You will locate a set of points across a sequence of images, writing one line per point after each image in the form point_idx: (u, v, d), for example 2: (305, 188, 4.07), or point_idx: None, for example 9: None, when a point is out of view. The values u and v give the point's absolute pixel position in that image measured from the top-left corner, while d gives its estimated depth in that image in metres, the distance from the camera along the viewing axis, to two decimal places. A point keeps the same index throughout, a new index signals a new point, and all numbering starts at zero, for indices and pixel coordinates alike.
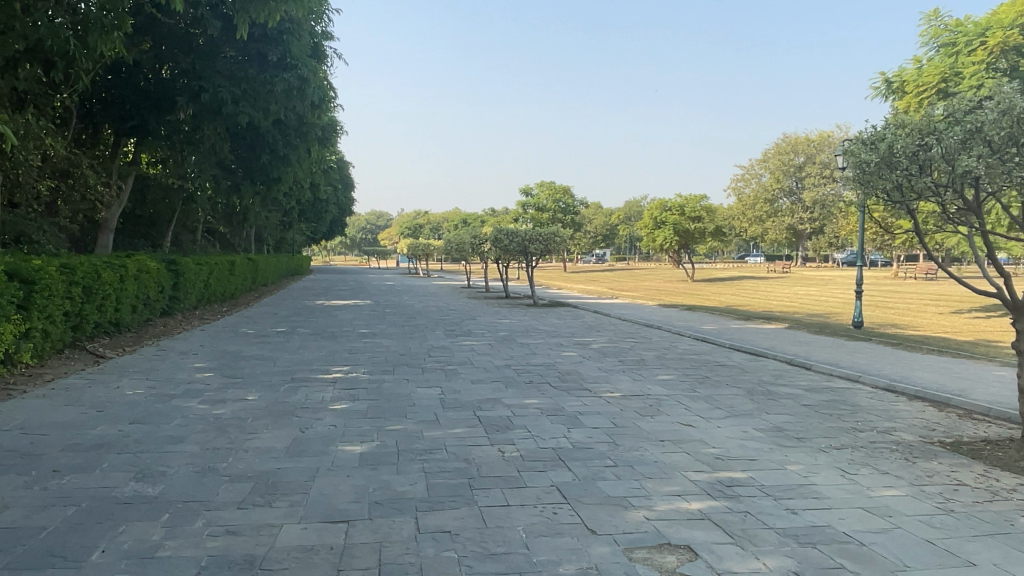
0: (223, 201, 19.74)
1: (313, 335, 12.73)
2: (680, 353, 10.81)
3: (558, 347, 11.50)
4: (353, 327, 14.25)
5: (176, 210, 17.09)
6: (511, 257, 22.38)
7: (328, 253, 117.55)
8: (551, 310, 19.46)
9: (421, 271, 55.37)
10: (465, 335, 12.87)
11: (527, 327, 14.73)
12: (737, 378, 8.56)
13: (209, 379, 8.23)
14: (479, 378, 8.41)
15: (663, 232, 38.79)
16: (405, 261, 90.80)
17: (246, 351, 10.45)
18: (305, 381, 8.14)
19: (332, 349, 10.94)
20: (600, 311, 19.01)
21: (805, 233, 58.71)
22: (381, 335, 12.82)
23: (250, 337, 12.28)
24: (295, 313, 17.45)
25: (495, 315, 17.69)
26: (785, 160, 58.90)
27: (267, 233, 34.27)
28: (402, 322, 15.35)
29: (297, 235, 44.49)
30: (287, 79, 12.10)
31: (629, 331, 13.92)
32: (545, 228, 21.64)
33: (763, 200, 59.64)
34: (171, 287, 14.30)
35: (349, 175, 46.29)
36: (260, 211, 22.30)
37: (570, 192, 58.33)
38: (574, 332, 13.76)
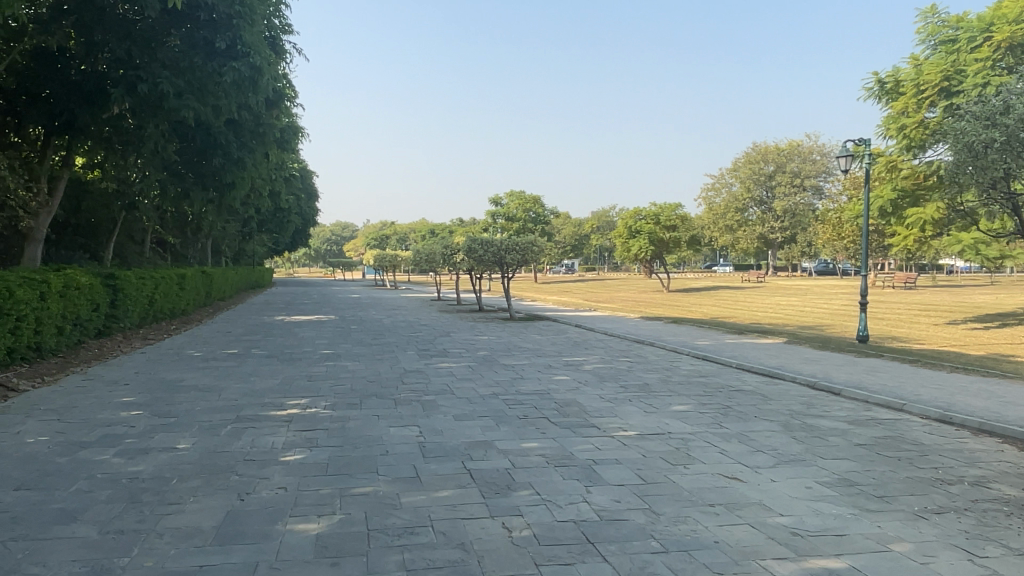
0: (172, 209, 18.12)
1: (268, 358, 11.26)
2: (685, 376, 9.59)
3: (547, 369, 10.20)
4: (315, 348, 12.79)
5: (118, 219, 15.43)
6: (485, 268, 21.05)
7: (292, 264, 114.78)
8: (530, 325, 18.16)
9: (388, 283, 53.77)
10: (441, 357, 11.52)
11: (507, 345, 13.41)
12: (764, 409, 7.34)
13: (135, 419, 6.77)
14: (463, 412, 7.07)
15: (638, 242, 37.68)
16: (371, 273, 89.03)
17: (187, 381, 8.96)
18: (254, 420, 6.74)
19: (289, 376, 9.51)
20: (582, 325, 17.75)
21: (776, 242, 58.32)
22: (345, 357, 11.40)
23: (195, 362, 10.79)
24: (252, 331, 15.91)
25: (471, 331, 16.34)
26: (756, 169, 58.40)
27: (226, 244, 32.55)
28: (370, 341, 13.93)
29: (257, 246, 42.51)
30: (238, 68, 10.62)
31: (620, 349, 12.67)
32: (522, 238, 20.38)
33: (734, 209, 59.18)
34: (108, 305, 12.68)
35: (312, 184, 44.53)
36: (214, 220, 20.67)
37: (540, 201, 57.27)
38: (561, 350, 12.47)
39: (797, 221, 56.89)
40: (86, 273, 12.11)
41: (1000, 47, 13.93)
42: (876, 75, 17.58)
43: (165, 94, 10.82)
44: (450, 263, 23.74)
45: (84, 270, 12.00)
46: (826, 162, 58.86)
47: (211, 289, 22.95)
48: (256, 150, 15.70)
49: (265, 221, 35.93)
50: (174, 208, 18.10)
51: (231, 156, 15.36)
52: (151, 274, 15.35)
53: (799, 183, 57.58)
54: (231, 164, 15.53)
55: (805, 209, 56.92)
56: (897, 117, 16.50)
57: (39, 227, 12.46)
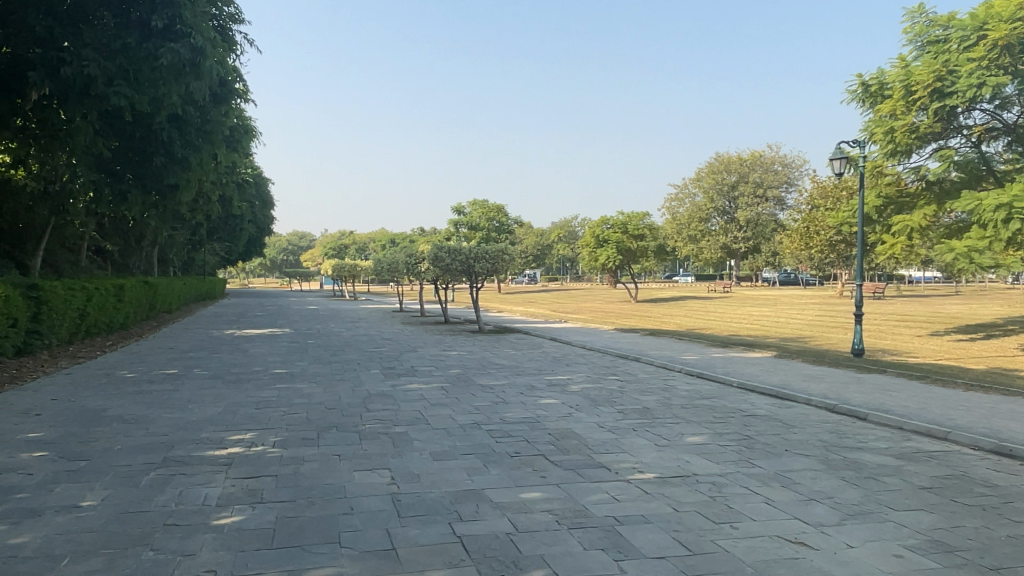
0: (108, 213, 16.54)
1: (212, 380, 9.89)
2: (687, 398, 8.55)
3: (531, 391, 9.05)
4: (267, 366, 11.46)
5: (46, 224, 13.83)
6: (453, 278, 19.85)
7: (247, 274, 111.68)
8: (501, 338, 17.00)
9: (347, 294, 52.09)
10: (410, 376, 10.30)
11: (481, 362, 12.23)
12: (792, 441, 6.32)
13: (33, 463, 5.41)
14: (442, 450, 5.88)
15: (606, 251, 36.83)
16: (328, 283, 87.00)
17: (111, 410, 7.58)
18: (184, 464, 5.45)
19: (234, 402, 8.17)
20: (557, 339, 16.65)
21: (739, 252, 58.25)
22: (300, 378, 10.09)
23: (126, 385, 9.37)
24: (197, 348, 14.42)
25: (438, 346, 15.10)
26: (719, 178, 58.36)
27: (174, 253, 30.73)
28: (328, 358, 12.61)
29: (209, 255, 40.55)
30: (178, 50, 9.25)
31: (605, 366, 11.59)
32: (492, 245, 19.23)
33: (697, 219, 59.06)
34: (29, 319, 11.16)
35: (267, 191, 42.82)
36: (158, 225, 19.10)
37: (504, 210, 56.25)
38: (541, 368, 11.33)
39: (760, 231, 56.96)
40: (3, 282, 10.60)
41: (996, 46, 13.44)
42: (860, 77, 17.06)
43: (92, 78, 9.39)
44: (414, 273, 22.46)
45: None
46: (788, 173, 59.07)
47: (155, 301, 21.28)
48: (202, 149, 14.44)
49: (217, 228, 34.15)
50: (111, 212, 16.52)
51: (175, 155, 14.04)
52: (83, 284, 13.79)
53: (762, 194, 57.66)
54: (174, 163, 14.24)
55: (767, 219, 57.03)
56: (884, 120, 15.96)
57: None
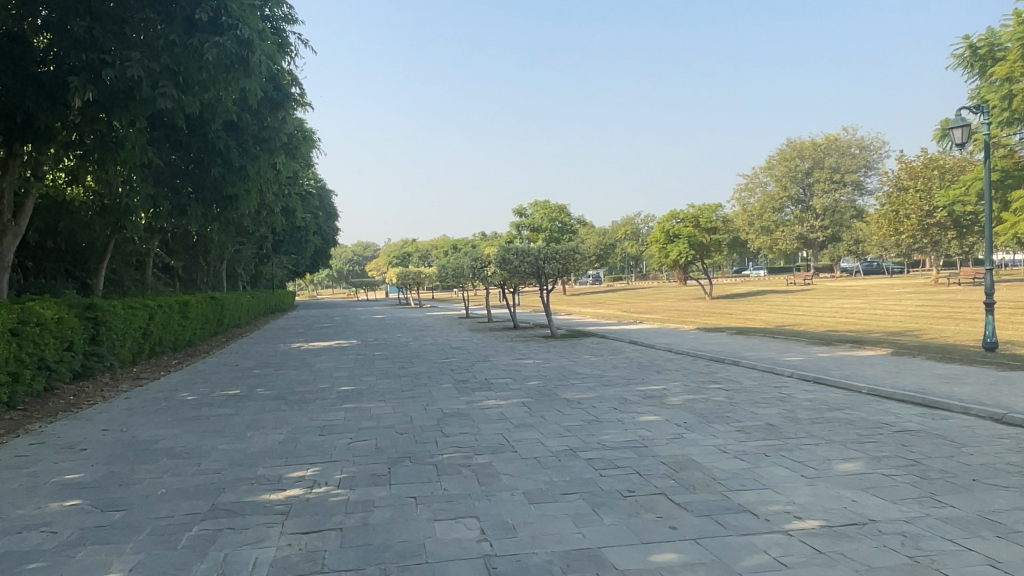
0: (169, 227, 16.11)
1: (275, 402, 9.08)
2: (813, 411, 7.30)
3: (626, 406, 7.92)
4: (333, 384, 10.63)
5: (106, 242, 13.36)
6: (522, 281, 18.81)
7: (315, 286, 113.44)
8: (577, 343, 15.86)
9: (413, 302, 51.79)
10: (486, 391, 9.27)
11: (562, 371, 11.13)
12: (976, 467, 5.04)
13: (62, 517, 4.56)
14: (538, 490, 4.81)
15: (677, 247, 35.25)
16: (392, 291, 87.48)
17: (162, 443, 6.78)
18: (234, 514, 4.54)
19: (296, 428, 7.28)
20: (638, 342, 15.41)
21: (816, 242, 55.59)
22: (368, 396, 9.19)
23: (183, 410, 8.63)
24: (262, 364, 13.78)
25: (512, 353, 14.07)
26: (792, 166, 55.91)
27: (241, 267, 30.70)
28: (396, 372, 11.71)
29: (276, 268, 40.68)
30: (223, 43, 8.53)
31: (702, 372, 10.38)
32: (563, 244, 17.95)
33: (770, 210, 56.67)
34: (87, 342, 10.60)
35: (330, 202, 42.74)
36: (220, 238, 18.66)
37: (567, 210, 55.09)
38: (630, 377, 10.15)
39: (837, 219, 54.33)
40: (59, 304, 10.04)
41: None
42: (966, 40, 15.33)
43: (136, 80, 8.75)
44: (481, 277, 21.53)
45: (54, 302, 9.91)
46: (866, 156, 56.14)
47: (222, 317, 20.93)
48: (259, 157, 13.92)
49: (283, 241, 34.06)
50: (171, 225, 16.07)
51: (232, 164, 13.52)
52: (144, 303, 13.27)
53: (838, 179, 54.98)
54: (232, 173, 13.64)
55: (845, 207, 54.38)
56: (998, 85, 14.24)
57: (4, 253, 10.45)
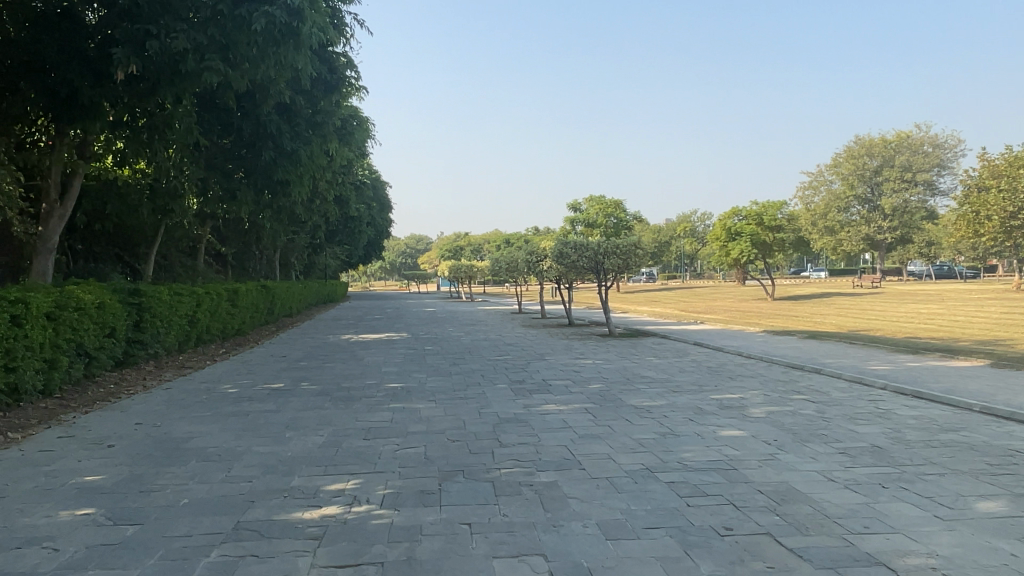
0: (220, 212, 15.84)
1: (319, 398, 8.51)
2: (923, 431, 6.37)
3: (703, 417, 7.09)
4: (381, 380, 10.03)
5: (156, 225, 13.08)
6: (580, 276, 17.93)
7: (367, 277, 114.41)
8: (637, 343, 14.99)
9: (464, 296, 51.37)
10: (545, 394, 8.53)
11: (625, 374, 10.31)
12: None
13: (68, 531, 3.99)
14: (614, 521, 4.06)
15: (739, 245, 33.88)
16: (442, 284, 87.42)
17: (195, 442, 6.22)
18: (259, 537, 3.88)
19: (339, 429, 6.66)
20: (704, 345, 14.44)
21: (883, 244, 53.13)
22: (419, 395, 8.55)
23: (223, 404, 8.12)
24: (310, 356, 13.31)
25: (569, 353, 13.30)
26: (860, 164, 53.76)
27: (294, 256, 30.58)
28: (448, 369, 11.05)
29: (329, 259, 40.65)
30: (273, 13, 7.97)
31: (781, 381, 9.46)
32: (625, 239, 16.96)
33: (835, 209, 54.53)
34: (130, 329, 10.24)
35: (384, 194, 42.54)
36: (272, 225, 18.35)
37: (622, 205, 53.91)
38: (701, 384, 9.28)
39: (907, 220, 51.84)
40: (102, 288, 9.68)
41: None
42: None
43: (182, 52, 8.29)
44: (535, 271, 20.75)
45: (97, 286, 9.56)
46: (940, 154, 53.61)
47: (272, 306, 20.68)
48: (311, 141, 13.48)
49: (336, 231, 33.89)
50: (222, 211, 15.78)
51: (284, 148, 13.10)
52: (192, 289, 12.95)
53: (909, 178, 52.61)
54: (284, 158, 13.23)
55: (916, 207, 52.09)
56: None
57: (50, 234, 10.16)
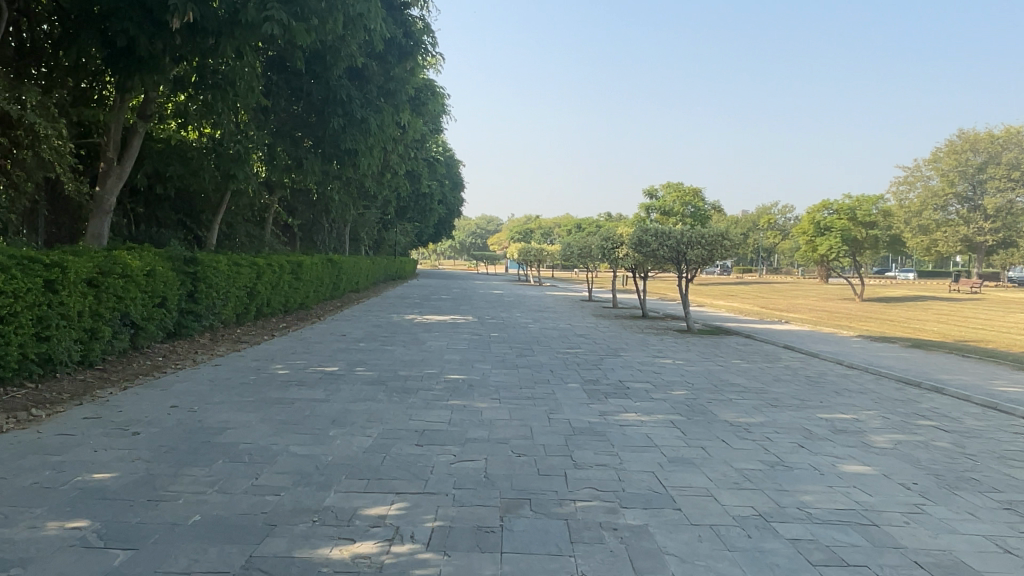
0: (288, 182, 15.38)
1: (374, 387, 7.74)
2: None
3: (815, 444, 5.96)
4: (443, 369, 9.20)
5: (221, 191, 12.62)
6: (659, 265, 16.59)
7: (436, 255, 115.15)
8: (720, 342, 13.75)
9: (532, 279, 50.48)
10: (624, 400, 7.52)
11: (713, 379, 9.18)
12: None
13: (48, 555, 3.24)
14: None
15: (828, 241, 31.78)
16: (510, 266, 86.93)
17: (229, 434, 5.50)
18: None
19: (391, 429, 5.83)
20: (796, 349, 13.10)
21: (983, 247, 49.50)
22: (482, 390, 7.67)
23: (270, 388, 7.42)
24: (370, 337, 12.62)
25: (646, 349, 12.20)
26: (961, 160, 50.28)
27: (364, 231, 30.25)
28: (516, 361, 10.15)
29: (399, 235, 40.37)
30: None
31: (898, 400, 8.19)
32: (711, 227, 15.40)
33: (931, 207, 51.18)
34: (183, 298, 9.74)
35: (457, 172, 41.96)
36: (340, 198, 17.82)
37: (701, 194, 51.92)
38: (804, 398, 8.09)
39: (1012, 222, 48.00)
40: (155, 254, 9.17)
41: None
42: None
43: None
44: (609, 258, 19.49)
45: (149, 252, 9.04)
46: None
47: (338, 281, 20.24)
48: (382, 110, 12.80)
49: (407, 208, 33.42)
50: (291, 181, 15.29)
51: (354, 116, 12.45)
52: (254, 260, 12.43)
53: (1016, 177, 48.85)
54: (353, 126, 12.56)
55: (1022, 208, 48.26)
56: None
57: (107, 195, 9.72)
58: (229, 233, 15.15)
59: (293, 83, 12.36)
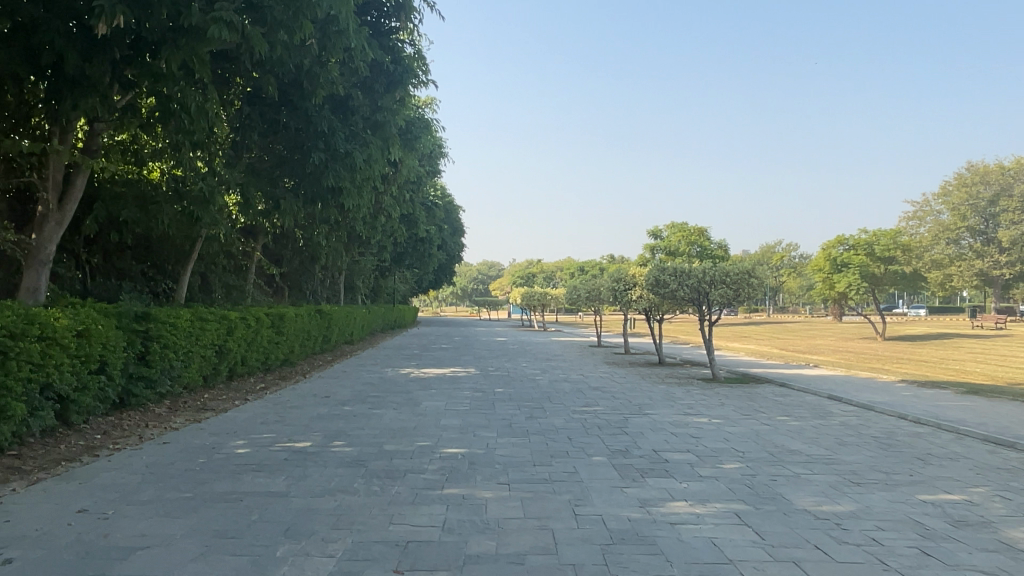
0: (270, 226, 14.01)
1: (349, 470, 6.16)
2: None
3: (942, 550, 4.36)
4: (438, 440, 7.61)
5: (190, 236, 11.21)
6: (678, 306, 15.03)
7: (437, 303, 113.78)
8: (755, 394, 12.14)
9: (536, 325, 48.92)
10: (667, 481, 5.93)
11: (766, 446, 7.57)
12: None
13: None
14: None
15: (846, 277, 30.29)
16: (512, 312, 85.51)
17: (134, 562, 3.93)
18: None
19: (361, 544, 4.25)
20: (844, 399, 11.48)
21: (1000, 281, 47.96)
22: (487, 472, 6.08)
23: (217, 478, 5.85)
24: (358, 398, 11.03)
25: (674, 405, 10.59)
26: (972, 192, 49.11)
27: (361, 279, 28.86)
28: (526, 426, 8.56)
29: (397, 283, 38.94)
30: None
31: (1004, 470, 6.57)
32: (736, 263, 13.90)
33: (943, 241, 49.78)
34: (132, 361, 8.25)
35: (457, 217, 40.76)
36: (329, 242, 16.43)
37: (707, 233, 50.69)
38: (889, 471, 6.47)
39: None
40: (96, 311, 7.73)
41: None
42: None
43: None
44: (622, 301, 17.96)
45: (88, 308, 7.60)
46: None
47: (328, 333, 18.70)
48: (369, 143, 11.50)
49: (405, 253, 32.05)
50: (273, 225, 13.92)
51: (337, 150, 11.06)
52: (223, 313, 10.91)
53: None
54: (337, 160, 11.18)
55: None
56: None
57: (43, 243, 8.31)
58: (204, 284, 13.70)
59: (269, 114, 11.13)
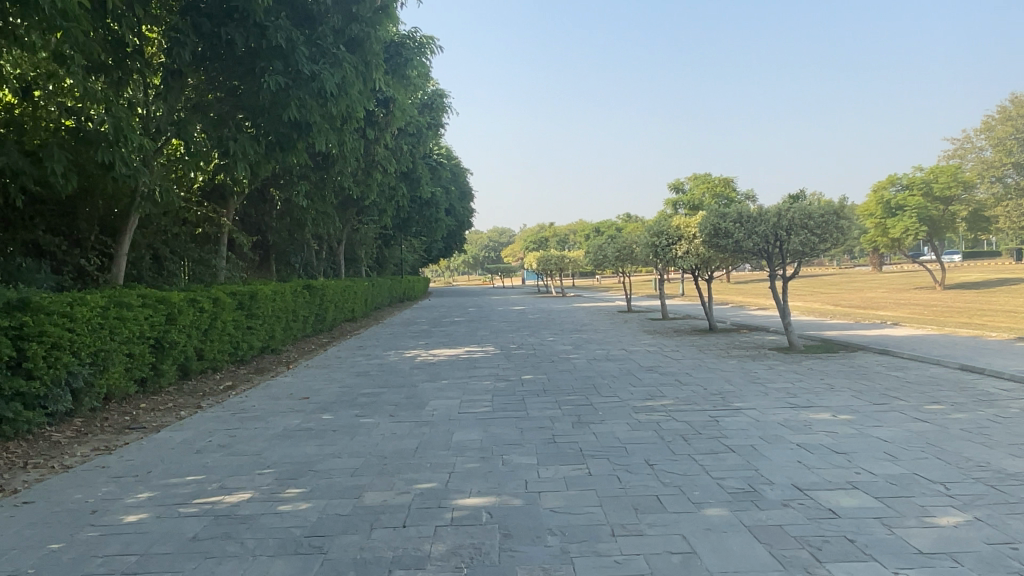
0: (235, 185, 11.27)
1: (292, 566, 3.47)
2: None
3: None
4: (447, 479, 4.89)
5: (117, 194, 8.54)
6: (742, 260, 12.22)
7: (450, 272, 111.67)
8: (861, 368, 9.38)
9: (556, 291, 46.17)
10: (872, 574, 3.19)
11: (965, 467, 4.81)
12: None
13: None
14: None
15: (900, 222, 27.27)
16: (526, 277, 83.10)
17: None
18: None
19: None
20: (986, 370, 8.70)
21: None
22: (538, 564, 3.37)
23: None
24: (345, 399, 8.34)
25: (769, 391, 7.84)
26: (1019, 125, 45.51)
27: (362, 250, 26.11)
28: (578, 442, 5.82)
29: (404, 251, 36.16)
30: None
31: None
32: (816, 203, 11.05)
33: (987, 180, 46.37)
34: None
35: (465, 179, 37.82)
36: (313, 203, 13.68)
37: (732, 184, 47.52)
38: None
39: None
40: None
41: None
42: None
43: None
44: (664, 259, 15.14)
45: None
46: None
47: (322, 311, 16.01)
48: (342, 61, 8.76)
49: (411, 219, 29.26)
50: (237, 183, 11.18)
51: (299, 72, 8.31)
52: (166, 296, 8.24)
53: None
54: (299, 87, 8.42)
55: None
56: None
57: None
58: (154, 260, 11.05)
59: (207, 27, 8.35)
